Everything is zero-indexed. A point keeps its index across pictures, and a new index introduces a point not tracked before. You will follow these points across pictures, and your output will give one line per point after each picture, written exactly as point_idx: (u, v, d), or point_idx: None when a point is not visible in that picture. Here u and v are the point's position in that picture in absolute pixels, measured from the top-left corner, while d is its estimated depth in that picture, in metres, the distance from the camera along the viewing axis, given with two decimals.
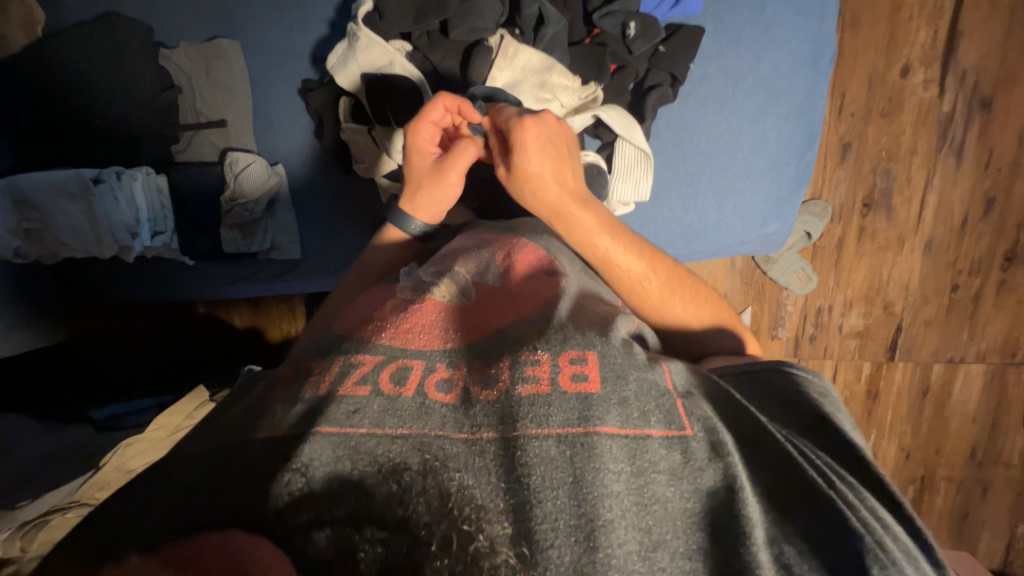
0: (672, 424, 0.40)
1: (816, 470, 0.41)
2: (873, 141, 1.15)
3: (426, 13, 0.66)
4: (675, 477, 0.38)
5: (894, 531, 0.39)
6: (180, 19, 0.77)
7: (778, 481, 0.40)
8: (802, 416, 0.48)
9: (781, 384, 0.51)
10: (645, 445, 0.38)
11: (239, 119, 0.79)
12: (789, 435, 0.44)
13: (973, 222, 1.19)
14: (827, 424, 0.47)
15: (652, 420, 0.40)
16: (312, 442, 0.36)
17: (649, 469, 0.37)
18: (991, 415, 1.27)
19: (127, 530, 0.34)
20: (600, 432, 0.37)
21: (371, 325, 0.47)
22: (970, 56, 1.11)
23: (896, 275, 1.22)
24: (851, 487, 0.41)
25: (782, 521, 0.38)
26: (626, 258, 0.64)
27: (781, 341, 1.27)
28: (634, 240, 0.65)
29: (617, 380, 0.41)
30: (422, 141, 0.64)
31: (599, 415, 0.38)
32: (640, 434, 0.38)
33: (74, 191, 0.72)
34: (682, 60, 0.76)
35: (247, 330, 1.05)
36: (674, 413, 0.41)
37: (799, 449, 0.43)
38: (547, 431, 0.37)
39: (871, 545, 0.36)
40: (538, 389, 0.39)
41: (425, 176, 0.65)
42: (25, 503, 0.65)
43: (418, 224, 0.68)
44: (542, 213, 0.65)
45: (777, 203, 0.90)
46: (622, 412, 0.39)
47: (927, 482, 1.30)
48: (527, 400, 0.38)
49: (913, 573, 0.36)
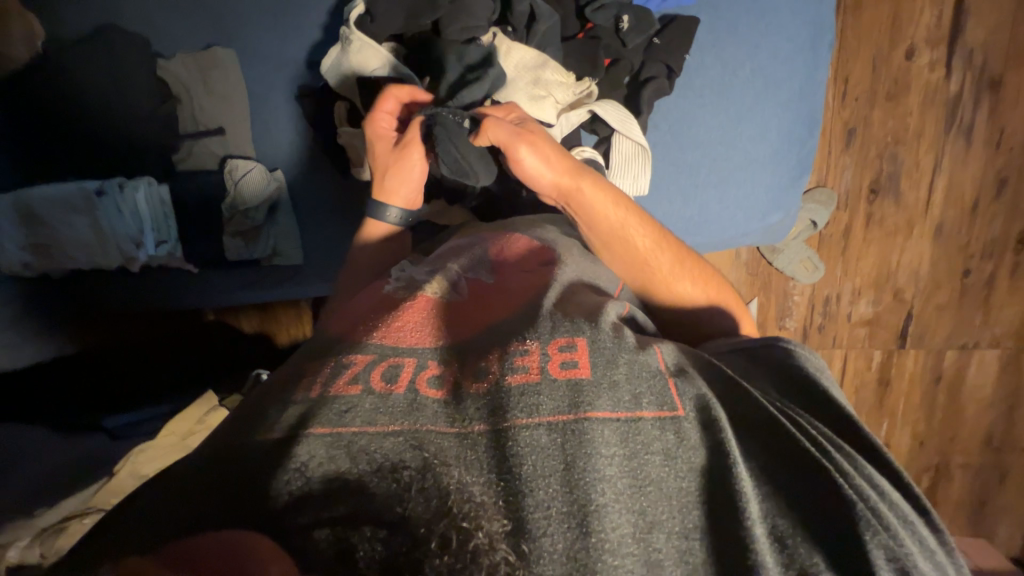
0: (665, 406, 0.40)
1: (812, 441, 0.41)
2: (879, 125, 1.13)
3: (418, 14, 0.65)
4: (670, 457, 0.37)
5: (892, 499, 0.39)
6: (175, 30, 0.77)
7: (775, 456, 0.40)
8: (798, 388, 0.47)
9: (777, 360, 0.50)
10: (638, 428, 0.38)
11: (238, 126, 0.79)
12: (788, 409, 0.44)
13: (985, 204, 1.16)
14: (825, 395, 0.46)
15: (644, 402, 0.39)
16: (305, 443, 0.36)
17: (643, 452, 0.37)
18: (1007, 400, 1.25)
19: (122, 542, 0.33)
20: (592, 418, 0.37)
21: (363, 328, 0.47)
22: (978, 35, 1.08)
23: (906, 260, 1.20)
24: (849, 456, 0.41)
25: (781, 496, 0.38)
26: (631, 233, 0.65)
27: (789, 331, 1.26)
28: (646, 217, 0.66)
29: (607, 365, 0.41)
30: (383, 128, 0.67)
31: (590, 400, 0.38)
32: (632, 417, 0.38)
33: (79, 204, 0.73)
34: (679, 51, 0.75)
35: (257, 333, 1.06)
36: (666, 395, 0.40)
37: (796, 421, 0.42)
38: (538, 418, 0.37)
39: (866, 513, 0.36)
40: (528, 377, 0.39)
41: (388, 158, 0.67)
42: (44, 510, 0.67)
43: (391, 209, 0.69)
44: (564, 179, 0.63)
45: (779, 191, 0.89)
46: (613, 396, 0.39)
47: (942, 470, 1.28)
48: (517, 389, 0.38)
49: (908, 538, 0.37)
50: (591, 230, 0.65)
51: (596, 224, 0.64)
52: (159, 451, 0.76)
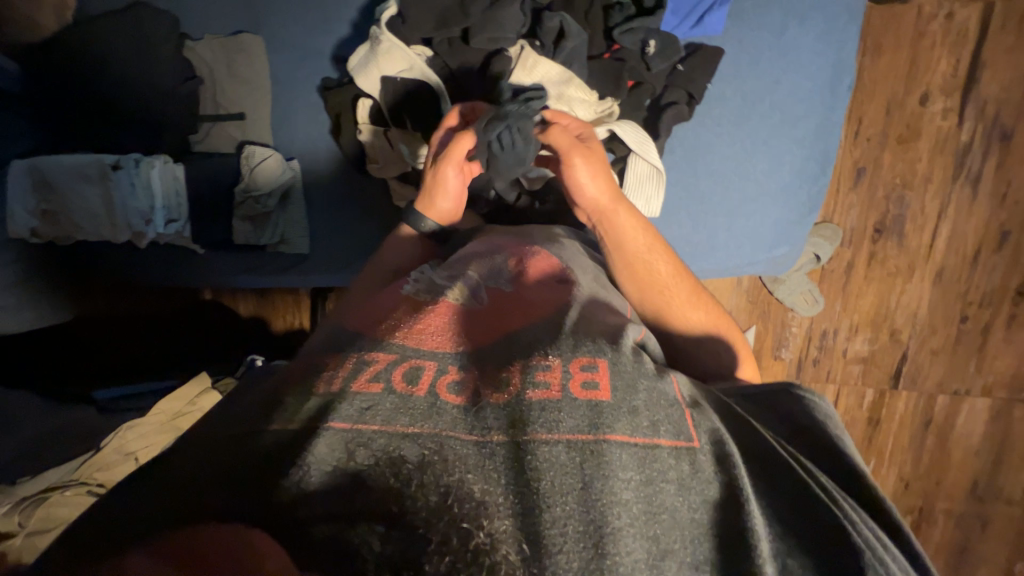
0: (682, 435, 0.40)
1: (822, 488, 0.41)
2: (888, 167, 1.14)
3: (448, 20, 0.68)
4: (684, 487, 0.38)
5: (894, 553, 0.39)
6: (208, 12, 0.78)
7: (781, 497, 0.40)
8: (805, 435, 0.48)
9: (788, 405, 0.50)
10: (655, 455, 0.38)
11: (258, 113, 0.80)
12: (797, 454, 0.44)
13: (986, 254, 1.18)
14: (834, 444, 0.46)
15: (662, 430, 0.40)
16: (323, 437, 0.36)
17: (658, 479, 0.37)
18: (995, 450, 1.25)
19: (126, 521, 0.34)
20: (610, 440, 0.37)
21: (385, 326, 0.47)
22: (992, 87, 1.10)
23: (904, 302, 1.21)
24: (854, 507, 0.41)
25: (786, 533, 0.38)
26: (656, 261, 0.66)
27: (783, 361, 1.26)
28: (665, 247, 0.68)
29: (626, 389, 0.41)
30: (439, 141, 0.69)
31: (609, 423, 0.38)
32: (650, 443, 0.39)
33: (92, 175, 0.73)
34: (700, 80, 0.77)
35: (251, 318, 1.05)
36: (683, 425, 0.41)
37: (804, 466, 0.43)
38: (558, 435, 0.37)
39: (873, 563, 0.36)
40: (548, 394, 0.39)
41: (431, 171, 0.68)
42: (25, 479, 0.69)
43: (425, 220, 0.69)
44: (603, 200, 0.66)
45: (787, 225, 0.89)
46: (632, 421, 0.39)
47: (924, 514, 1.29)
48: (538, 404, 0.39)
49: None
50: (612, 254, 0.67)
51: (616, 248, 0.66)
52: (145, 429, 0.76)
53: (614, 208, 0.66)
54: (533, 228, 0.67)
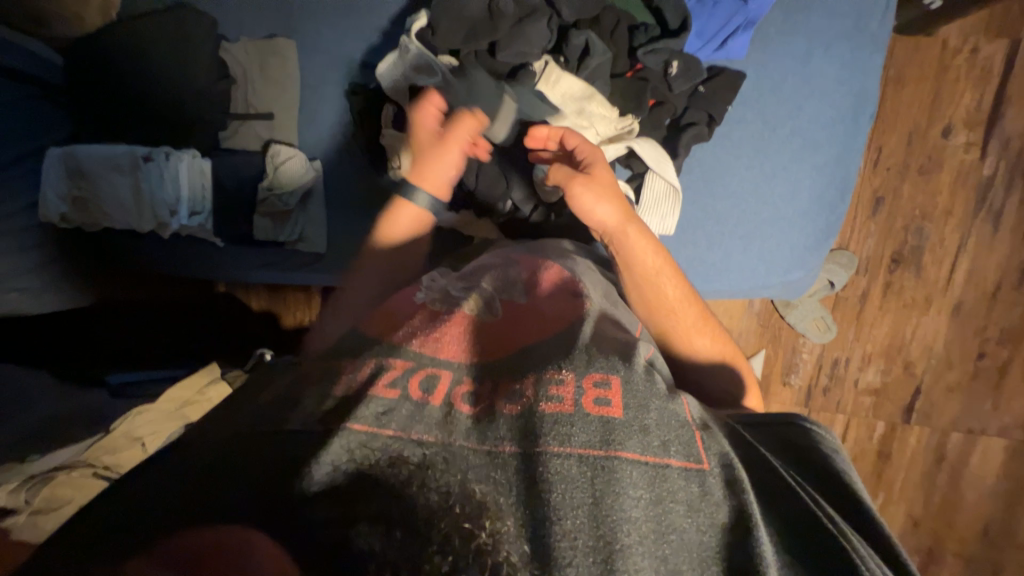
0: (691, 457, 0.40)
1: (831, 519, 0.40)
2: (907, 197, 1.13)
3: (477, 33, 0.69)
4: (693, 508, 0.38)
5: None
6: (247, 16, 0.82)
7: (792, 526, 0.40)
8: (813, 464, 0.47)
9: (796, 434, 0.49)
10: (665, 475, 0.38)
11: (286, 114, 0.83)
12: (806, 486, 0.44)
13: (1006, 291, 1.15)
14: (842, 475, 0.45)
15: (672, 450, 0.40)
16: (340, 436, 0.37)
17: (668, 499, 0.37)
18: (1010, 493, 1.21)
19: (144, 516, 0.36)
20: (621, 457, 0.38)
21: (402, 332, 0.48)
22: (1016, 124, 1.09)
23: (920, 335, 1.19)
24: (862, 541, 0.41)
25: (793, 563, 0.38)
26: (666, 284, 0.66)
27: (792, 389, 1.24)
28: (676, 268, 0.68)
29: (639, 408, 0.41)
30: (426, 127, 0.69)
31: (620, 441, 0.38)
32: (660, 463, 0.39)
33: (124, 166, 0.76)
34: (719, 102, 0.78)
35: (263, 313, 1.05)
36: (693, 446, 0.41)
37: (810, 495, 0.42)
38: (569, 449, 0.37)
39: None
40: (561, 408, 0.39)
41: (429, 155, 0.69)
42: (36, 458, 0.68)
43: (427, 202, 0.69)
44: (611, 223, 0.66)
45: (804, 250, 0.88)
46: (643, 440, 0.39)
47: (934, 555, 1.24)
48: (551, 417, 0.39)
49: None
50: (623, 270, 0.66)
51: (626, 267, 0.66)
52: (155, 415, 0.76)
53: (623, 229, 0.66)
54: (545, 242, 0.68)
